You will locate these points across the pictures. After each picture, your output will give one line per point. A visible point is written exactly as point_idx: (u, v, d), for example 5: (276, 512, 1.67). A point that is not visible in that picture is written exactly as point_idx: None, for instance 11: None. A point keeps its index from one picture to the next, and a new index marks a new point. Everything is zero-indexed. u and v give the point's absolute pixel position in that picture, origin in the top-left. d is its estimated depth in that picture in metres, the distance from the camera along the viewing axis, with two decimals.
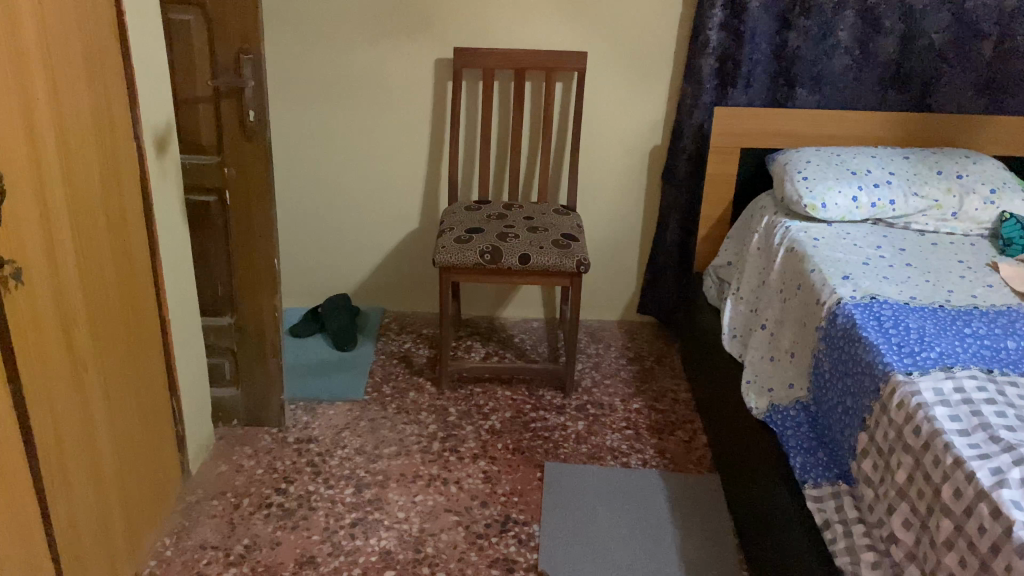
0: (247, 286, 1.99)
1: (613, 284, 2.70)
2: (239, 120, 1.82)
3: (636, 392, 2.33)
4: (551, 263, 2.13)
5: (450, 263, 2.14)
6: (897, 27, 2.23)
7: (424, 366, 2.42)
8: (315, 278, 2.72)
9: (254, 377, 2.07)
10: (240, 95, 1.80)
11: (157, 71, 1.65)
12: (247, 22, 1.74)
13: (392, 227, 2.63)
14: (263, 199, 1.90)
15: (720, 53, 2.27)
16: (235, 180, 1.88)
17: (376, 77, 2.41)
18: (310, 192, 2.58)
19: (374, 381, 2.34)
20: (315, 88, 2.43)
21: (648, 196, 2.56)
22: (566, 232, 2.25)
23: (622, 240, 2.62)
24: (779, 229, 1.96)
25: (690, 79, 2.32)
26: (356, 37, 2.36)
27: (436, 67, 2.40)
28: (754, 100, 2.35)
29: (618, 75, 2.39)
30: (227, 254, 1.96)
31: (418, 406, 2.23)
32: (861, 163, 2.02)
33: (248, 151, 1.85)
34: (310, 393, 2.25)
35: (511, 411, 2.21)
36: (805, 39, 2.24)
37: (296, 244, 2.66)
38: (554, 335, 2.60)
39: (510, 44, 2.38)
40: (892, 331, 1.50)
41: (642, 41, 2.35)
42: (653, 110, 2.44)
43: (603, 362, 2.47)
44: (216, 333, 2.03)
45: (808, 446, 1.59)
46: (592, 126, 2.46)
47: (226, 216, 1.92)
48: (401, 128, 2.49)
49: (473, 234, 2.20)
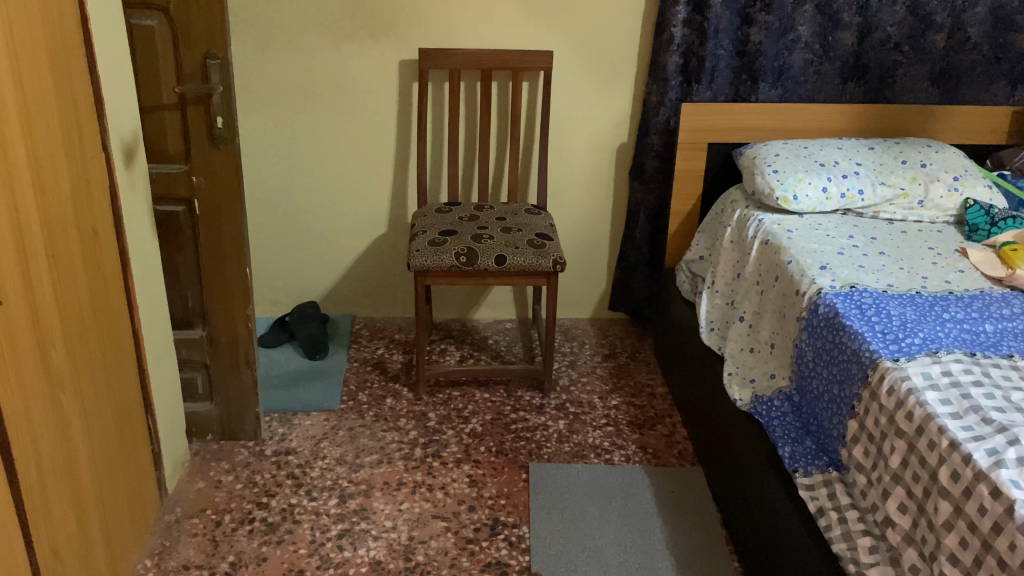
0: (221, 298, 1.94)
1: (584, 282, 2.70)
2: (206, 127, 1.78)
3: (613, 389, 2.33)
4: (527, 263, 2.13)
5: (425, 266, 2.12)
6: (855, 21, 2.27)
7: (399, 371, 2.39)
8: (281, 286, 2.67)
9: (229, 390, 2.02)
10: (206, 101, 1.76)
11: (122, 79, 1.60)
12: (213, 26, 1.70)
13: (359, 232, 2.60)
14: (233, 208, 1.85)
15: (684, 50, 2.29)
16: (205, 189, 1.83)
17: (339, 79, 2.38)
18: (274, 201, 2.53)
19: (350, 389, 2.30)
20: (276, 95, 2.39)
21: (616, 193, 2.57)
22: (540, 231, 2.24)
23: (591, 237, 2.63)
24: (752, 222, 1.98)
25: (656, 76, 2.33)
26: (317, 40, 2.32)
27: (401, 69, 2.38)
28: (717, 95, 2.37)
29: (583, 73, 2.40)
30: (196, 265, 1.91)
31: (396, 413, 2.19)
32: (828, 155, 2.05)
33: (217, 159, 1.81)
34: (284, 405, 2.21)
35: (491, 414, 2.20)
36: (767, 34, 2.27)
37: (261, 253, 2.61)
38: (527, 335, 2.60)
39: (474, 44, 2.36)
40: (874, 318, 1.52)
41: (607, 39, 2.35)
42: (620, 107, 2.45)
43: (578, 361, 2.47)
44: (188, 347, 1.98)
45: (795, 436, 1.61)
46: (559, 125, 2.46)
47: (195, 226, 1.87)
48: (366, 133, 2.45)
49: (447, 237, 2.19)
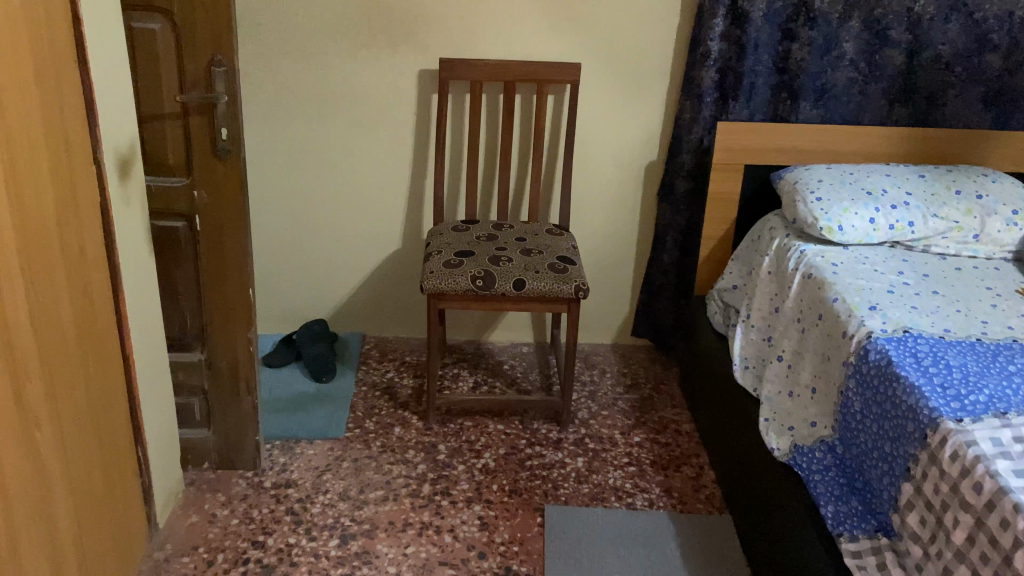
0: (221, 320, 1.82)
1: (606, 306, 2.56)
2: (210, 138, 1.66)
3: (636, 423, 2.19)
4: (547, 288, 1.99)
5: (438, 289, 1.99)
6: (904, 38, 2.13)
7: (409, 398, 2.26)
8: (289, 301, 2.55)
9: (227, 417, 1.90)
10: (210, 111, 1.64)
11: (118, 86, 1.48)
12: (219, 32, 1.58)
13: (372, 247, 2.47)
14: (236, 225, 1.74)
15: (720, 65, 2.15)
16: (207, 204, 1.71)
17: (354, 88, 2.26)
18: (283, 214, 2.42)
19: (356, 416, 2.17)
20: (289, 103, 2.27)
21: (643, 213, 2.43)
22: (563, 254, 2.11)
23: (615, 259, 2.49)
24: (793, 253, 1.84)
25: (690, 91, 2.19)
26: (333, 46, 2.21)
27: (419, 79, 2.25)
28: (754, 115, 2.23)
29: (612, 87, 2.26)
30: (196, 284, 1.79)
31: (404, 444, 2.07)
32: (875, 182, 1.90)
33: (221, 174, 1.69)
34: (286, 432, 2.08)
35: (505, 447, 2.07)
36: (810, 50, 2.13)
37: (268, 267, 2.50)
38: (545, 361, 2.47)
39: (498, 55, 2.24)
40: (932, 370, 1.38)
41: (637, 53, 2.22)
42: (649, 124, 2.31)
43: (599, 392, 2.33)
44: (185, 370, 1.86)
45: (839, 494, 1.47)
46: (585, 141, 2.33)
47: (195, 242, 1.75)
48: (381, 145, 2.33)
49: (463, 258, 2.06)
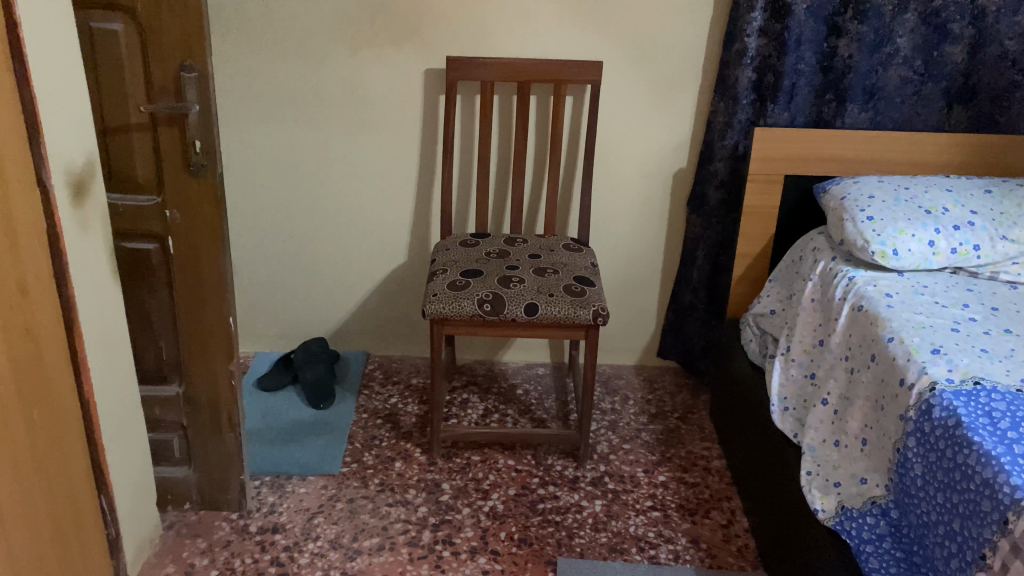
0: (199, 350, 1.64)
1: (630, 325, 2.35)
2: (182, 152, 1.48)
3: (660, 460, 2.00)
4: (562, 314, 1.79)
5: (442, 314, 1.80)
6: (967, 32, 1.90)
7: (413, 427, 2.08)
8: (288, 317, 2.37)
9: (208, 455, 1.73)
10: (182, 122, 1.46)
11: (71, 95, 1.31)
12: (189, 33, 1.40)
13: (377, 260, 2.29)
14: (213, 248, 1.56)
15: (758, 64, 1.94)
16: (180, 225, 1.54)
17: (355, 89, 2.07)
18: (280, 223, 2.24)
19: (354, 448, 2.00)
20: (285, 105, 2.09)
21: (670, 225, 2.22)
22: (580, 274, 1.91)
23: (640, 274, 2.29)
24: (840, 280, 1.62)
25: (725, 93, 1.99)
26: (331, 44, 2.02)
27: (426, 78, 2.06)
28: (795, 118, 2.02)
29: (637, 88, 2.06)
30: (171, 311, 1.62)
31: (405, 482, 1.89)
32: (935, 199, 1.68)
33: (194, 191, 1.51)
34: (278, 466, 1.91)
35: (516, 487, 1.88)
36: (858, 47, 1.92)
37: (265, 281, 2.32)
38: (562, 385, 2.27)
39: (511, 53, 2.04)
40: (1011, 437, 1.17)
41: (665, 50, 2.01)
42: (679, 128, 2.10)
43: (620, 422, 2.13)
44: (161, 405, 1.68)
45: (895, 572, 1.26)
46: (607, 147, 2.13)
47: (169, 266, 1.58)
48: (385, 150, 2.15)
49: (470, 279, 1.87)
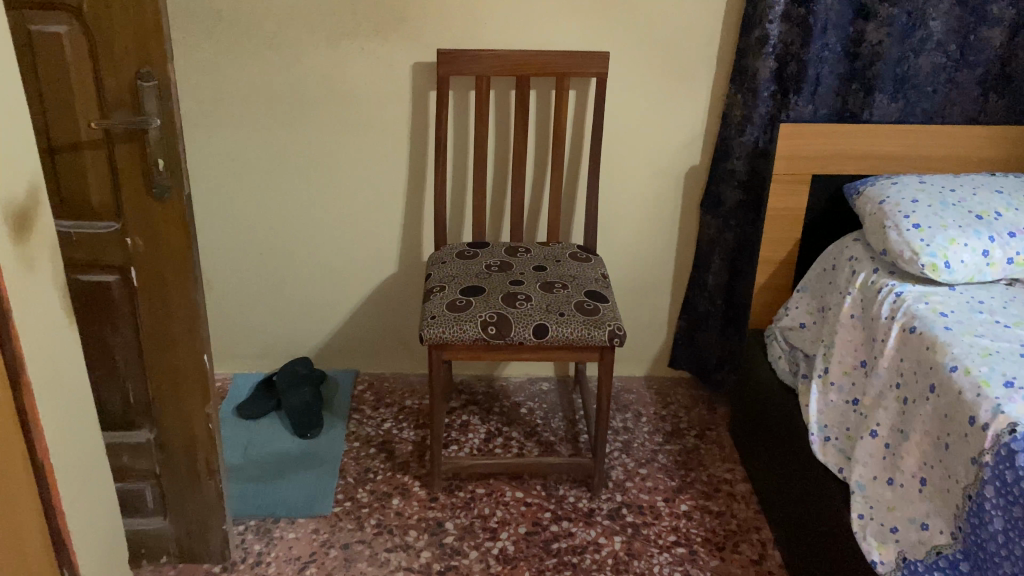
0: (171, 392, 1.46)
1: (639, 334, 2.19)
2: (143, 171, 1.29)
3: (680, 486, 1.84)
4: (574, 336, 1.62)
5: (442, 339, 1.62)
6: (1006, 14, 1.73)
7: (410, 457, 1.90)
8: (269, 335, 2.18)
9: (185, 505, 1.55)
10: (141, 137, 1.27)
11: (11, 112, 1.10)
12: (146, 35, 1.20)
13: (364, 272, 2.11)
14: (183, 279, 1.37)
15: (779, 52, 1.77)
16: (144, 254, 1.35)
17: (335, 87, 1.88)
18: (258, 234, 2.05)
19: (347, 483, 1.82)
20: (260, 104, 1.89)
21: (682, 227, 2.05)
22: (591, 289, 1.74)
23: (650, 280, 2.12)
24: (886, 296, 1.46)
25: (743, 84, 1.82)
26: (308, 36, 1.82)
27: (414, 74, 1.87)
28: (818, 110, 1.84)
29: (646, 80, 1.88)
30: (137, 350, 1.43)
31: (404, 522, 1.72)
32: (985, 202, 1.52)
33: (159, 215, 1.32)
34: (263, 508, 1.74)
35: (526, 525, 1.72)
36: (889, 31, 1.75)
37: (243, 297, 2.13)
38: (569, 401, 2.11)
39: (508, 43, 1.85)
40: None
41: (677, 38, 1.83)
42: (691, 123, 1.93)
43: (634, 442, 1.97)
44: (129, 453, 1.50)
45: None
46: (613, 145, 1.95)
47: (132, 300, 1.39)
48: (370, 152, 1.96)
49: (471, 298, 1.69)
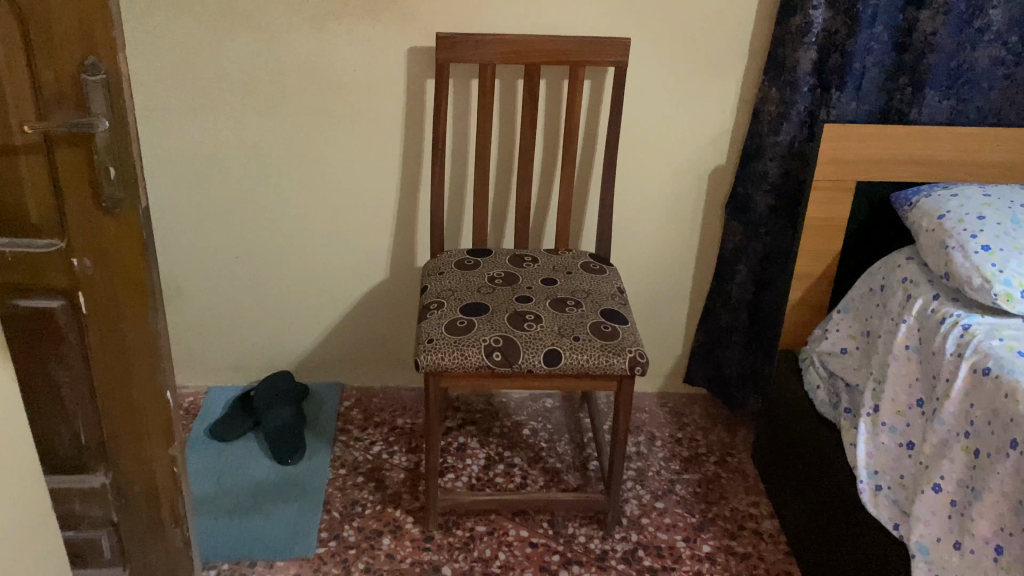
0: (129, 433, 1.26)
1: (654, 347, 2.00)
2: (90, 181, 1.08)
3: (701, 522, 1.67)
4: (591, 364, 1.43)
5: (441, 366, 1.42)
6: None
7: (402, 487, 1.72)
8: (247, 344, 1.99)
9: (148, 555, 1.36)
10: (86, 141, 1.06)
11: None
12: (92, 18, 0.99)
13: (352, 276, 1.91)
14: (140, 305, 1.17)
15: (821, 43, 1.57)
16: (94, 276, 1.14)
17: (320, 73, 1.67)
18: (233, 236, 1.85)
19: (332, 519, 1.63)
20: (235, 91, 1.68)
21: (704, 233, 1.86)
22: (608, 307, 1.55)
23: (666, 289, 1.93)
24: (951, 329, 1.28)
25: (780, 76, 1.62)
26: (290, 15, 1.61)
27: (409, 60, 1.66)
28: (861, 108, 1.64)
29: (670, 70, 1.68)
30: (89, 385, 1.23)
31: (397, 566, 1.53)
32: None
33: (111, 232, 1.11)
34: (237, 549, 1.54)
35: (533, 570, 1.53)
36: (945, 21, 1.53)
37: (218, 303, 1.93)
38: (576, 422, 1.93)
39: (517, 26, 1.64)
40: None
41: (706, 24, 1.63)
42: (719, 119, 1.73)
43: (649, 470, 1.80)
44: (82, 499, 1.30)
45: None
46: (630, 141, 1.75)
47: (82, 329, 1.19)
48: (359, 146, 1.75)
49: (473, 317, 1.50)
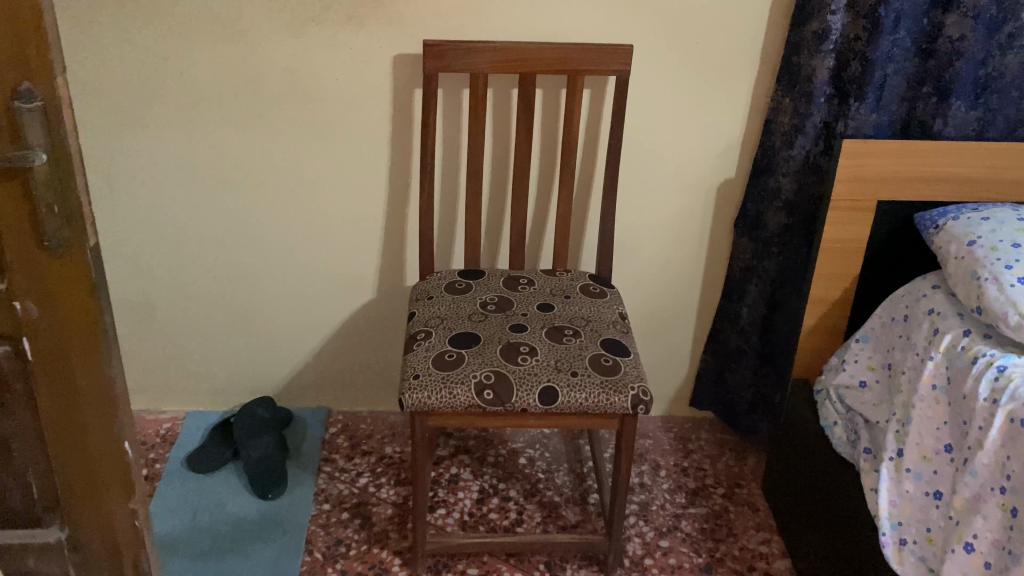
0: (84, 485, 1.15)
1: (657, 368, 1.89)
2: (30, 218, 0.97)
3: (708, 563, 1.56)
4: (590, 402, 1.32)
5: (426, 406, 1.31)
6: None
7: (390, 525, 1.61)
8: (227, 367, 1.88)
9: None
10: (23, 174, 0.94)
11: None
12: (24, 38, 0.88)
13: (336, 296, 1.80)
14: (92, 349, 1.06)
15: (839, 50, 1.45)
16: (39, 320, 1.03)
17: (300, 83, 1.55)
18: (210, 254, 1.74)
19: (313, 561, 1.53)
20: (209, 102, 1.57)
21: (711, 250, 1.75)
22: (608, 338, 1.43)
23: (671, 309, 1.82)
24: (984, 371, 1.17)
25: (794, 85, 1.50)
26: (267, 21, 1.49)
27: (395, 68, 1.54)
28: (881, 120, 1.53)
29: (676, 78, 1.56)
30: (39, 436, 1.12)
31: None
32: None
33: (56, 272, 1.01)
34: None
35: None
36: (974, 26, 1.41)
37: (194, 325, 1.82)
38: (575, 450, 1.82)
39: (511, 32, 1.52)
40: None
41: (715, 30, 1.51)
42: (727, 130, 1.61)
43: (653, 504, 1.69)
44: (36, 556, 1.19)
45: None
46: (633, 154, 1.63)
47: (28, 378, 1.08)
48: (343, 160, 1.64)
49: (462, 350, 1.38)
